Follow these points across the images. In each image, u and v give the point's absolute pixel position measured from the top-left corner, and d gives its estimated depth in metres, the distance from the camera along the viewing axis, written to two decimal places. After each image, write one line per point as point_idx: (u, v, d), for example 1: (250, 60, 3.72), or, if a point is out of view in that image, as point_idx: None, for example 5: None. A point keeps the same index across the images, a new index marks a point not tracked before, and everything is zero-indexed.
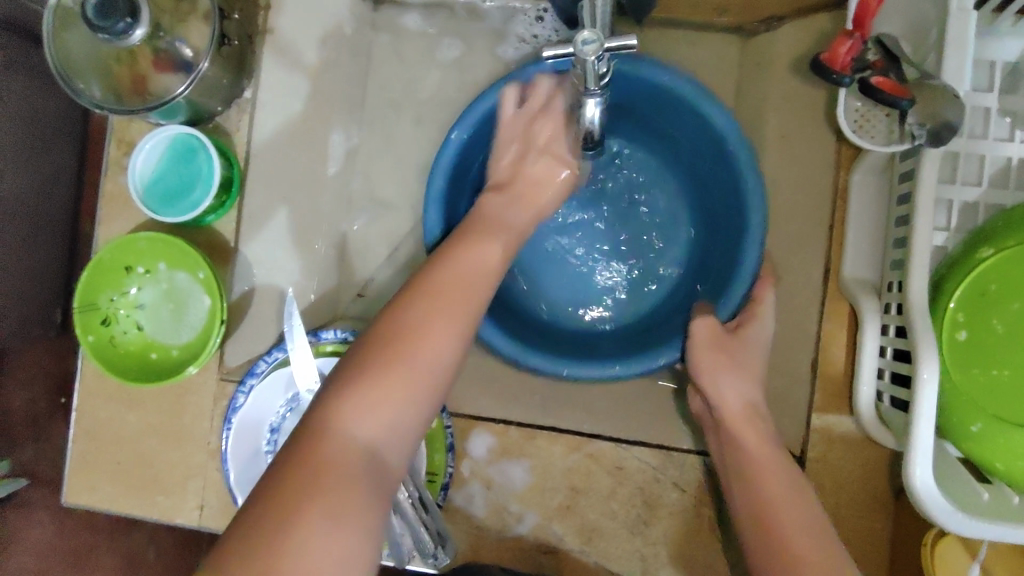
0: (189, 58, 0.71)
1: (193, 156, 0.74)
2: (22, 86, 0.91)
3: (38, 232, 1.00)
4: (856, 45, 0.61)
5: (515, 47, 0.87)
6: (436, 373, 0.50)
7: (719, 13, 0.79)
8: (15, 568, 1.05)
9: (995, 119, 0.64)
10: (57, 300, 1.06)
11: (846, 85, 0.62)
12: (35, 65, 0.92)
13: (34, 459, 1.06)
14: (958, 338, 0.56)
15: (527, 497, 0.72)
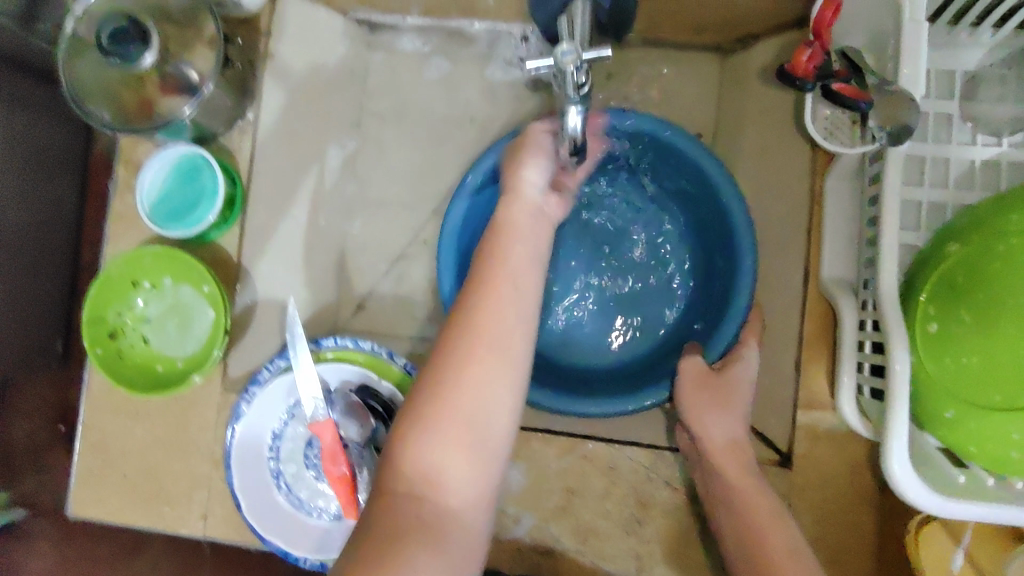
0: (194, 80, 0.75)
1: (198, 175, 0.78)
2: (27, 120, 0.96)
3: (40, 263, 1.04)
4: (817, 52, 0.67)
5: (504, 70, 0.91)
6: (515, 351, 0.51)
7: (696, 30, 0.85)
8: None
9: (958, 125, 0.67)
10: (56, 330, 1.09)
11: (810, 90, 0.69)
12: (40, 98, 0.98)
13: (35, 488, 1.09)
14: (929, 330, 0.59)
15: (524, 499, 0.74)
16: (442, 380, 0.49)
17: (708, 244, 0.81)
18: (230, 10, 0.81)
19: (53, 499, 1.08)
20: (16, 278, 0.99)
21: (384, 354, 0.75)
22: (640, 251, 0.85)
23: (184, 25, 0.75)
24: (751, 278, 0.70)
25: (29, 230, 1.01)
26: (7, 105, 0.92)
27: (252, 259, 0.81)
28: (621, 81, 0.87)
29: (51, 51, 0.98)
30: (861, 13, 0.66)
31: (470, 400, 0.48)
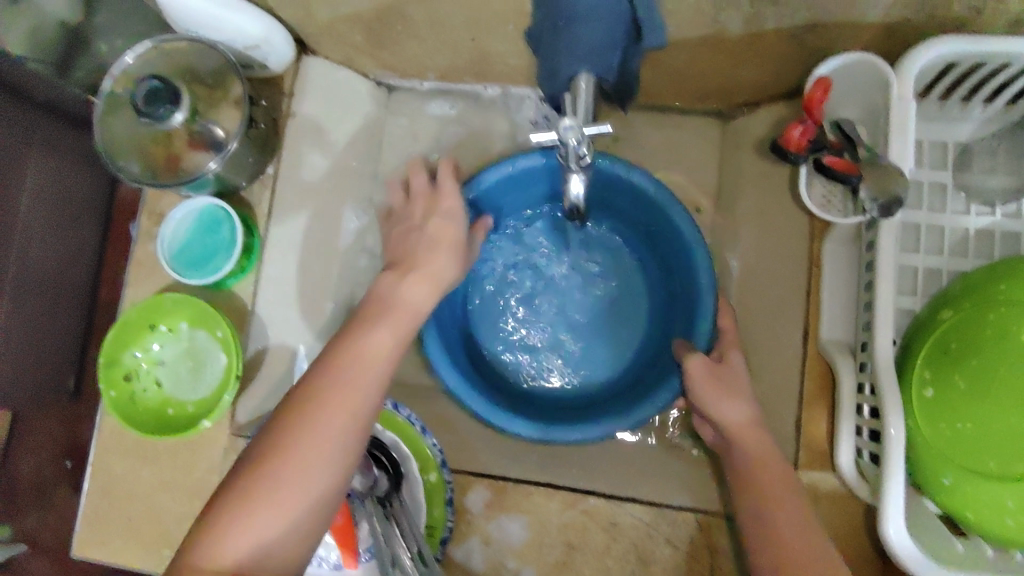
0: (220, 138, 0.79)
1: (218, 226, 0.81)
2: (53, 163, 1.03)
3: (62, 304, 1.10)
4: (809, 127, 0.70)
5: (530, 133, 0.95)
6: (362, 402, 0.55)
7: (700, 98, 0.88)
8: None
9: (951, 194, 0.70)
10: (72, 366, 1.14)
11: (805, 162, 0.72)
12: (67, 145, 1.05)
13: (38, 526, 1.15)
14: (926, 396, 0.59)
15: (524, 553, 0.74)
16: (273, 457, 0.52)
17: (664, 261, 0.85)
18: (257, 70, 0.86)
19: (54, 537, 1.16)
20: (36, 320, 1.05)
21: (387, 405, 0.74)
22: (603, 275, 0.90)
23: (213, 86, 0.80)
24: (711, 308, 0.73)
25: (51, 270, 1.07)
26: (34, 148, 0.99)
27: (267, 307, 0.84)
28: (628, 145, 0.92)
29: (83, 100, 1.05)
30: (853, 91, 0.70)
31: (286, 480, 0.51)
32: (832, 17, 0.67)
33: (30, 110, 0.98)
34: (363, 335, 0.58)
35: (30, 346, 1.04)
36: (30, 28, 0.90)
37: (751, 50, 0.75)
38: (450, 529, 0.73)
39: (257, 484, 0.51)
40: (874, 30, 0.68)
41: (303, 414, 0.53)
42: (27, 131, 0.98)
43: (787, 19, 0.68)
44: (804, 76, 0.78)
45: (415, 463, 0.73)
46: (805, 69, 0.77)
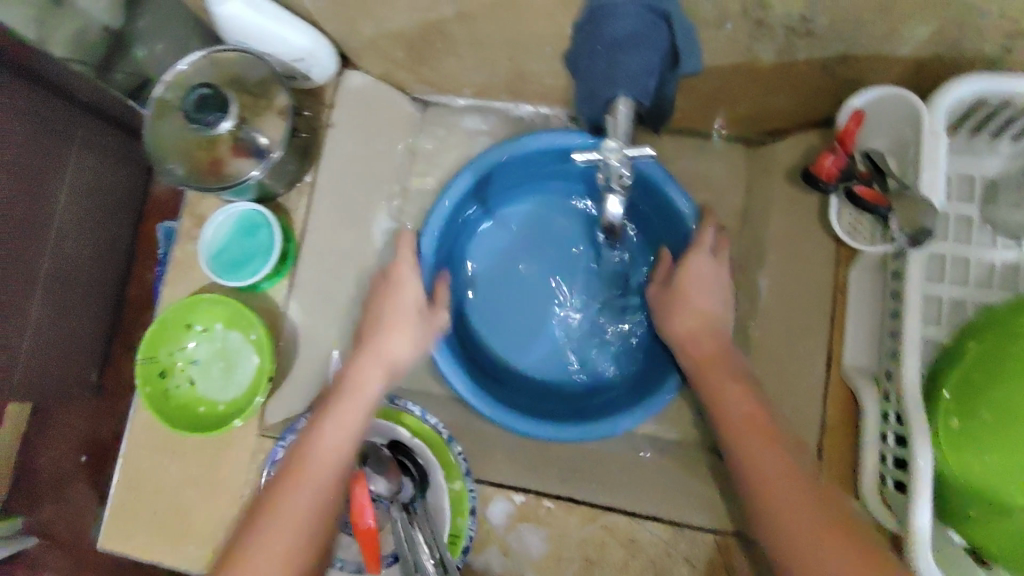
0: (263, 145, 0.82)
1: (257, 231, 0.84)
2: (92, 161, 1.11)
3: (89, 298, 1.20)
4: (840, 157, 0.71)
5: None
6: (333, 452, 0.63)
7: (729, 123, 0.90)
8: None
9: (977, 228, 0.70)
10: (94, 363, 1.24)
11: (835, 191, 0.73)
12: (106, 144, 1.14)
13: (50, 519, 1.26)
14: (952, 425, 0.60)
15: (543, 566, 0.74)
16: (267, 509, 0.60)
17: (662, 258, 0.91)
18: (300, 82, 0.89)
19: (67, 532, 1.25)
20: (72, 309, 1.15)
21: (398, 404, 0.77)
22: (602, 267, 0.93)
23: (258, 94, 0.82)
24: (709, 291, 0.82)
25: (84, 263, 1.16)
26: (75, 148, 1.06)
27: (299, 311, 0.86)
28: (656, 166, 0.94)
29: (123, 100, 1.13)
30: (882, 122, 0.71)
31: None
32: (865, 51, 0.69)
33: (74, 111, 1.04)
34: (329, 406, 0.67)
35: (57, 340, 1.12)
36: (74, 30, 1.03)
37: (783, 79, 0.77)
38: (472, 538, 0.74)
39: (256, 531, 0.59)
40: (905, 65, 0.70)
41: (270, 510, 0.60)
42: (71, 131, 1.04)
43: (820, 52, 0.70)
44: (833, 105, 0.80)
45: (441, 472, 0.74)
46: (835, 100, 0.79)
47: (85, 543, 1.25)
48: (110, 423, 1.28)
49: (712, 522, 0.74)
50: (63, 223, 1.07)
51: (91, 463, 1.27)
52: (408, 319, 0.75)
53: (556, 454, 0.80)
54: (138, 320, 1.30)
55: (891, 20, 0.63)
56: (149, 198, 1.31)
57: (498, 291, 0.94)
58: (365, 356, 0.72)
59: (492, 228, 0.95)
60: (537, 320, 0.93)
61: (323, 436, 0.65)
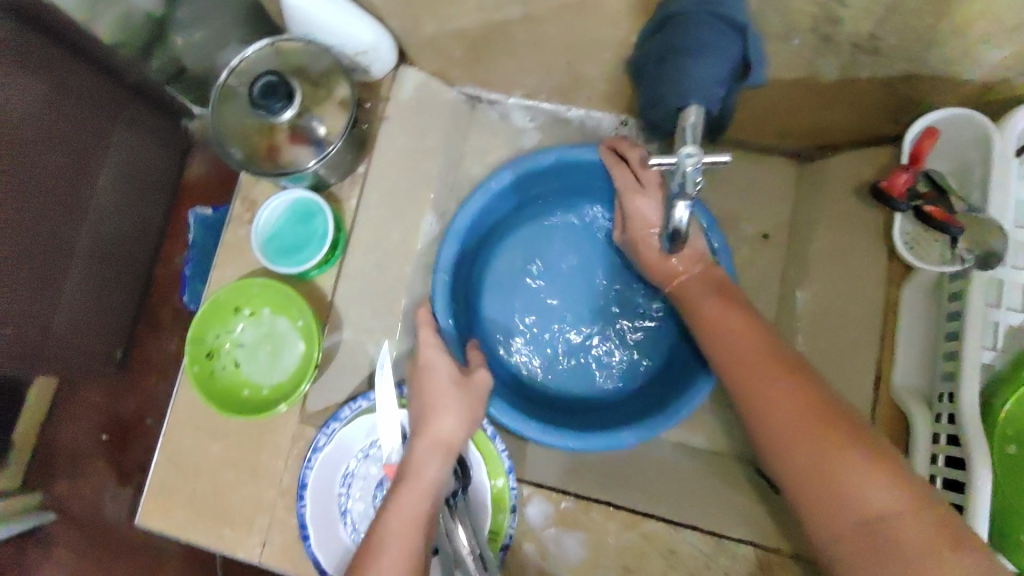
0: (322, 134, 0.83)
1: (311, 218, 0.84)
2: (133, 142, 1.13)
3: (120, 276, 1.21)
4: (911, 176, 0.71)
5: None
6: (408, 541, 0.60)
7: (780, 136, 0.90)
8: (57, 562, 1.24)
9: None
10: (119, 341, 1.26)
11: (903, 210, 0.72)
12: (145, 125, 1.16)
13: (66, 493, 1.26)
14: (1008, 451, 0.62)
15: (580, 570, 0.74)
16: None
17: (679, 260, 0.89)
18: (358, 74, 0.90)
19: (81, 507, 1.26)
20: (103, 289, 1.16)
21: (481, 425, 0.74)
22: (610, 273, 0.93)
23: (319, 84, 0.84)
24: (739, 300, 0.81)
25: (117, 242, 1.17)
26: (120, 128, 1.09)
27: (346, 301, 0.86)
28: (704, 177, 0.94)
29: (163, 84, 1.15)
30: (947, 145, 0.71)
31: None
32: (932, 71, 0.69)
33: (122, 91, 1.07)
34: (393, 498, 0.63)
35: (85, 314, 1.12)
36: (120, 14, 1.02)
37: (842, 96, 0.78)
38: (511, 537, 0.74)
39: None
40: (970, 86, 0.70)
41: None
42: (117, 112, 1.07)
43: (884, 70, 0.71)
44: (890, 123, 0.80)
45: (484, 468, 0.75)
46: (893, 119, 0.79)
47: (99, 520, 1.25)
48: (119, 400, 1.30)
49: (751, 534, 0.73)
50: (104, 201, 1.09)
51: (111, 442, 1.28)
52: (450, 401, 0.70)
53: (591, 461, 0.82)
54: (163, 299, 1.32)
55: (964, 40, 0.63)
56: (183, 180, 1.33)
57: (520, 301, 0.93)
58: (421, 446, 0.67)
59: (513, 238, 0.95)
60: (558, 332, 0.92)
61: (393, 530, 0.60)
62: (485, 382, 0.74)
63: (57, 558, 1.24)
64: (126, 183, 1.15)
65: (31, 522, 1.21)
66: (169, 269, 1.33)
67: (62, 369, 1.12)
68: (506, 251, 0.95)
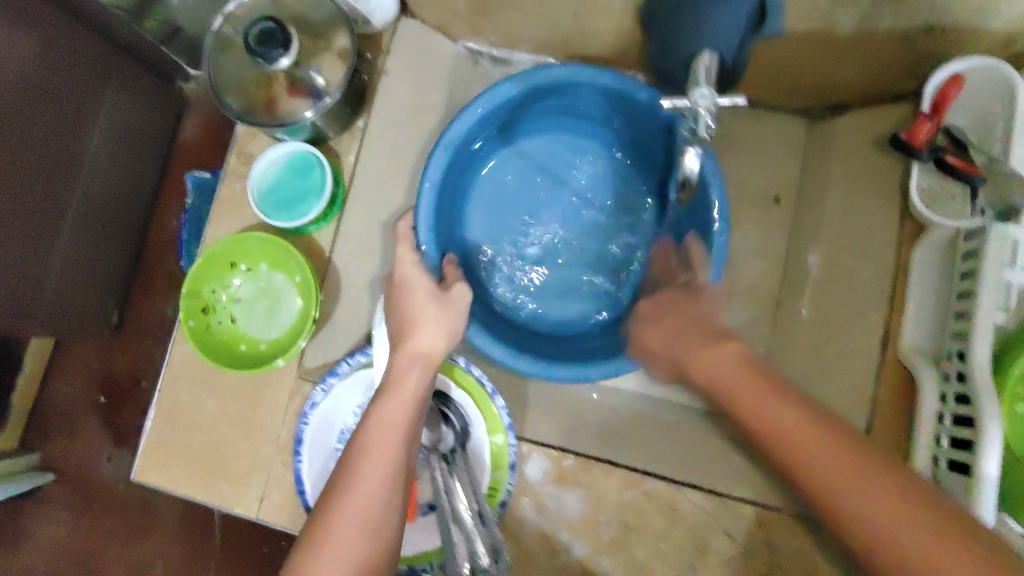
0: (320, 85, 0.80)
1: (309, 171, 0.82)
2: (124, 103, 1.10)
3: (113, 236, 1.19)
4: (934, 126, 0.70)
5: None
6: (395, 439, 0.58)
7: (796, 93, 0.87)
8: (53, 521, 1.24)
9: None
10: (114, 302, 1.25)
11: (922, 160, 0.71)
12: (134, 84, 1.12)
13: (61, 453, 1.26)
14: (1016, 410, 0.61)
15: (579, 527, 0.73)
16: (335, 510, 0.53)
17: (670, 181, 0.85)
18: (359, 25, 0.87)
19: (76, 468, 1.25)
20: (95, 245, 1.14)
21: (452, 359, 0.74)
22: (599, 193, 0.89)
23: (318, 35, 0.81)
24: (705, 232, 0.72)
25: (110, 202, 1.14)
26: (112, 85, 1.05)
27: (344, 257, 0.85)
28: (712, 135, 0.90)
29: (155, 43, 1.13)
30: (971, 99, 0.70)
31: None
32: (956, 22, 0.67)
33: (111, 50, 1.03)
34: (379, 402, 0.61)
35: (77, 274, 1.10)
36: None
37: (856, 50, 0.75)
38: (509, 493, 0.74)
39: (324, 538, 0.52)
40: (990, 40, 0.68)
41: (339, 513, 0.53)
42: (107, 72, 1.03)
43: (905, 21, 0.68)
44: (908, 80, 0.77)
45: (483, 425, 0.74)
46: (910, 75, 0.76)
47: (94, 481, 1.25)
48: (114, 363, 1.28)
49: (754, 493, 0.73)
50: (95, 160, 1.06)
51: (107, 404, 1.27)
52: (430, 313, 0.68)
53: (587, 418, 0.79)
54: (155, 261, 1.30)
55: None
56: (176, 144, 1.30)
57: (501, 219, 0.89)
58: (400, 351, 0.66)
59: (502, 162, 0.90)
60: (549, 256, 0.88)
61: (379, 429, 0.58)
62: (464, 294, 0.70)
63: (55, 517, 1.24)
64: (116, 143, 1.12)
65: (29, 483, 1.20)
66: (162, 233, 1.30)
67: (57, 332, 1.09)
68: (493, 175, 0.90)
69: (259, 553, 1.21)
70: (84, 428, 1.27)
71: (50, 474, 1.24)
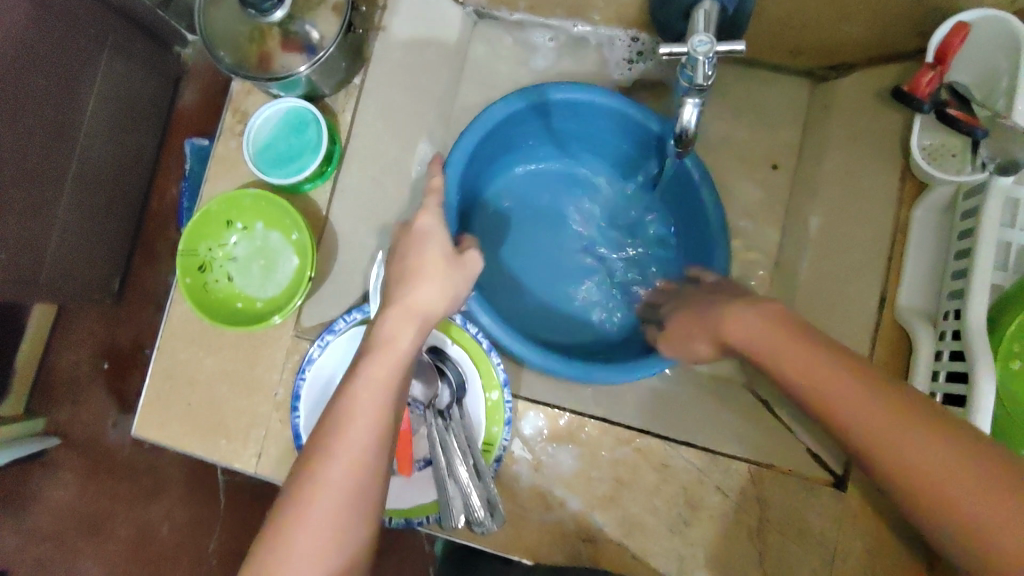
0: (315, 40, 0.79)
1: (304, 128, 0.82)
2: (121, 67, 1.08)
3: (112, 203, 1.18)
4: (937, 76, 0.69)
5: (622, 72, 0.92)
6: (370, 409, 0.54)
7: (793, 55, 0.85)
8: (59, 485, 1.26)
9: None
10: (116, 270, 1.25)
11: (925, 113, 0.71)
12: (133, 49, 1.10)
13: (67, 418, 1.27)
14: (1012, 367, 0.61)
15: (572, 482, 0.74)
16: (304, 483, 0.51)
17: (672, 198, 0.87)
18: None
19: (82, 433, 1.27)
20: (97, 211, 1.13)
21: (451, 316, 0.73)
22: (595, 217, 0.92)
23: None
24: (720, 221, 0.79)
25: (109, 169, 1.14)
26: (109, 50, 1.03)
27: (341, 217, 0.84)
28: (715, 95, 0.88)
29: (153, 8, 1.11)
30: (976, 53, 0.69)
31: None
32: None
33: (110, 13, 1.01)
34: (360, 372, 0.56)
35: (77, 241, 1.10)
36: None
37: (859, 8, 0.73)
38: (505, 448, 0.74)
39: (293, 508, 0.51)
40: None
41: (310, 484, 0.51)
42: (104, 35, 1.01)
43: None
44: (915, 39, 0.75)
45: (479, 382, 0.74)
46: (919, 32, 0.74)
47: (100, 445, 1.27)
48: (115, 328, 1.29)
49: (745, 452, 0.74)
50: (92, 126, 1.05)
51: (110, 370, 1.28)
52: (439, 275, 0.62)
53: None
54: (156, 226, 1.29)
55: None
56: (174, 111, 1.29)
57: (493, 223, 0.90)
58: (392, 314, 0.60)
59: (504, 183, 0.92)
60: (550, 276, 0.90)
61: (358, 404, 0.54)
62: (476, 262, 0.66)
63: (61, 480, 1.26)
64: (113, 111, 1.10)
65: (35, 446, 1.21)
66: (162, 200, 1.30)
67: (58, 299, 1.09)
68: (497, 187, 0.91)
69: (261, 516, 1.23)
70: (89, 394, 1.28)
71: (56, 439, 1.26)
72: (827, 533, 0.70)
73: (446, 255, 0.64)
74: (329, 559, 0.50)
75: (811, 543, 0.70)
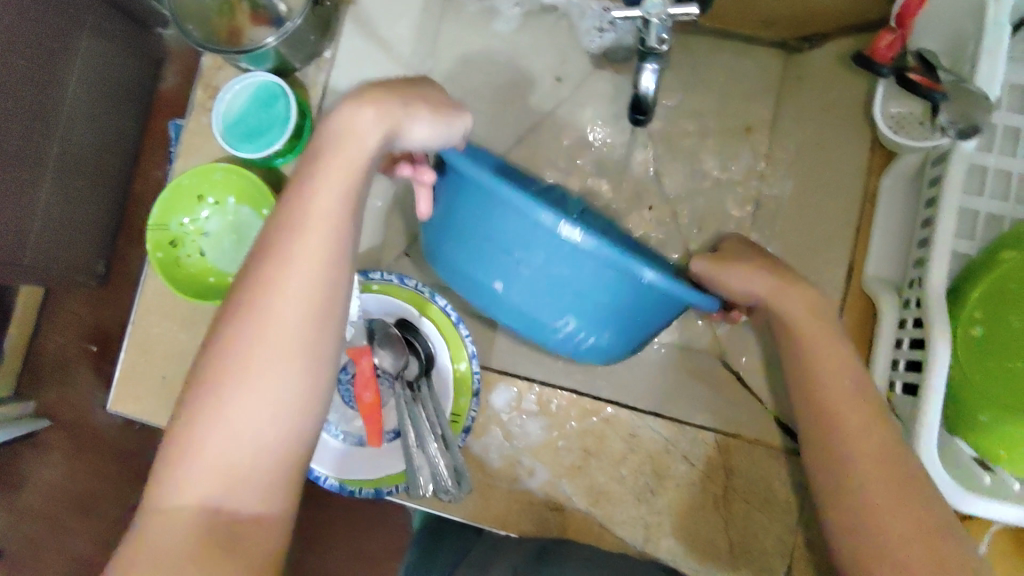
0: (283, 13, 0.81)
1: (274, 102, 0.81)
2: (102, 48, 1.07)
3: (95, 185, 1.18)
4: (897, 40, 0.69)
5: (596, 37, 0.90)
6: (327, 221, 0.55)
7: (767, 26, 0.85)
8: (49, 465, 1.27)
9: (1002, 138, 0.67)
10: (101, 253, 1.25)
11: (886, 75, 0.72)
12: (114, 30, 1.10)
13: (55, 399, 1.28)
14: (973, 333, 0.61)
15: (540, 451, 0.75)
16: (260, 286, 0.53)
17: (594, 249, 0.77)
18: None
19: (70, 414, 1.28)
20: (81, 191, 1.14)
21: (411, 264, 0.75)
22: None
23: None
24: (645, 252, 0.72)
25: (91, 151, 1.13)
26: (87, 30, 1.02)
27: None
28: (688, 68, 0.88)
29: None
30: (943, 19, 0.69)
31: (249, 409, 0.51)
32: None
33: None
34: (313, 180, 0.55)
35: (63, 222, 1.10)
36: None
37: None
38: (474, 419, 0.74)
39: (252, 309, 0.53)
40: None
41: (268, 287, 0.53)
42: (83, 15, 1.00)
43: None
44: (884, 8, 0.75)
45: (447, 354, 0.74)
46: None
47: (89, 427, 1.27)
48: (100, 309, 1.29)
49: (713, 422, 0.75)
50: (72, 107, 1.04)
51: (97, 351, 1.29)
52: (423, 102, 0.60)
53: None
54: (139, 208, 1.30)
55: None
56: (156, 94, 1.29)
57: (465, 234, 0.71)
58: (366, 104, 0.57)
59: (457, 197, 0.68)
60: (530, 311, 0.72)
61: (304, 220, 0.54)
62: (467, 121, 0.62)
63: (51, 462, 1.27)
64: (95, 94, 1.10)
65: (25, 427, 1.22)
66: (146, 183, 1.30)
67: (43, 280, 1.09)
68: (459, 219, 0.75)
69: None
70: (77, 375, 1.29)
71: (44, 420, 1.26)
72: (794, 500, 0.71)
73: (442, 104, 0.61)
74: (293, 358, 0.53)
75: (776, 510, 0.71)
